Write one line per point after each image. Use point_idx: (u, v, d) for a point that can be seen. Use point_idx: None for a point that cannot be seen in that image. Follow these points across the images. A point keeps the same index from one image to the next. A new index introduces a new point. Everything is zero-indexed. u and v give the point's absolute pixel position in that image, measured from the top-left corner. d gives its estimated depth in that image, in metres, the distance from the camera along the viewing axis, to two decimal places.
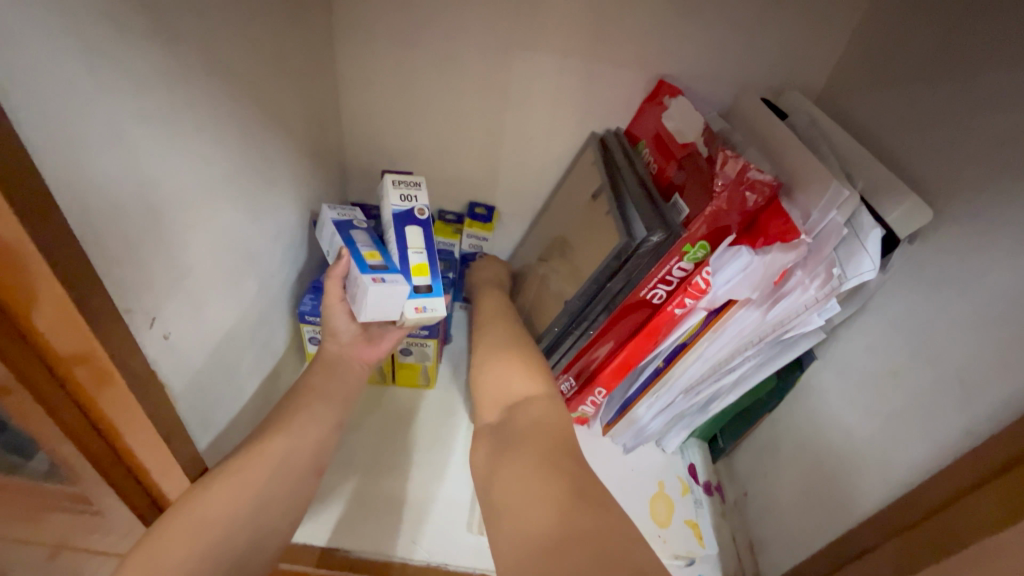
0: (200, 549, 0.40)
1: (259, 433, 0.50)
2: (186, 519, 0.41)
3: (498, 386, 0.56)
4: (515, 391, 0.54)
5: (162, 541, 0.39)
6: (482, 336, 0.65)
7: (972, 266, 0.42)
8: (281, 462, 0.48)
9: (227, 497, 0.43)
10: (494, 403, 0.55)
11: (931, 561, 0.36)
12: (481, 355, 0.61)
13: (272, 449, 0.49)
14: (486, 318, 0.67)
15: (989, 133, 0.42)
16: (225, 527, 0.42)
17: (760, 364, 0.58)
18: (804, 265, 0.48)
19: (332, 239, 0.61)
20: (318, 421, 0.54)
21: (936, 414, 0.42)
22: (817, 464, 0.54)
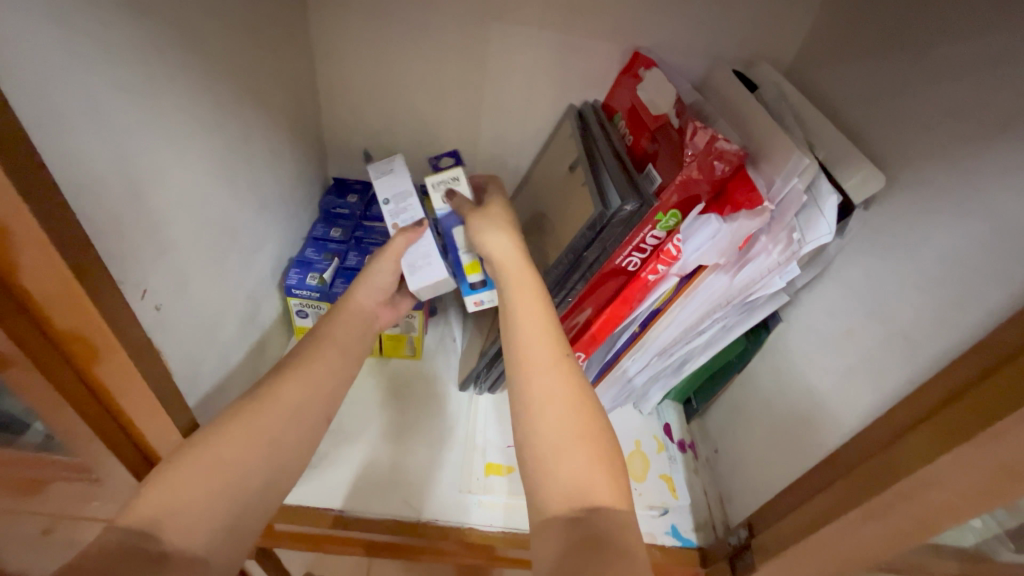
0: (218, 487, 0.40)
1: (272, 378, 0.49)
2: (204, 455, 0.41)
3: (573, 474, 0.41)
4: (594, 465, 0.42)
5: (179, 472, 0.40)
6: (530, 372, 0.47)
7: (917, 230, 0.45)
8: (295, 411, 0.47)
9: (242, 443, 0.43)
10: (569, 496, 0.40)
11: (869, 495, 0.40)
12: (536, 410, 0.45)
13: (288, 395, 0.48)
14: (528, 337, 0.48)
15: (937, 105, 0.44)
16: (244, 467, 0.42)
17: (728, 327, 0.61)
18: (768, 230, 0.51)
19: (398, 201, 0.63)
20: (335, 368, 0.52)
21: (881, 367, 0.46)
22: (779, 418, 0.59)
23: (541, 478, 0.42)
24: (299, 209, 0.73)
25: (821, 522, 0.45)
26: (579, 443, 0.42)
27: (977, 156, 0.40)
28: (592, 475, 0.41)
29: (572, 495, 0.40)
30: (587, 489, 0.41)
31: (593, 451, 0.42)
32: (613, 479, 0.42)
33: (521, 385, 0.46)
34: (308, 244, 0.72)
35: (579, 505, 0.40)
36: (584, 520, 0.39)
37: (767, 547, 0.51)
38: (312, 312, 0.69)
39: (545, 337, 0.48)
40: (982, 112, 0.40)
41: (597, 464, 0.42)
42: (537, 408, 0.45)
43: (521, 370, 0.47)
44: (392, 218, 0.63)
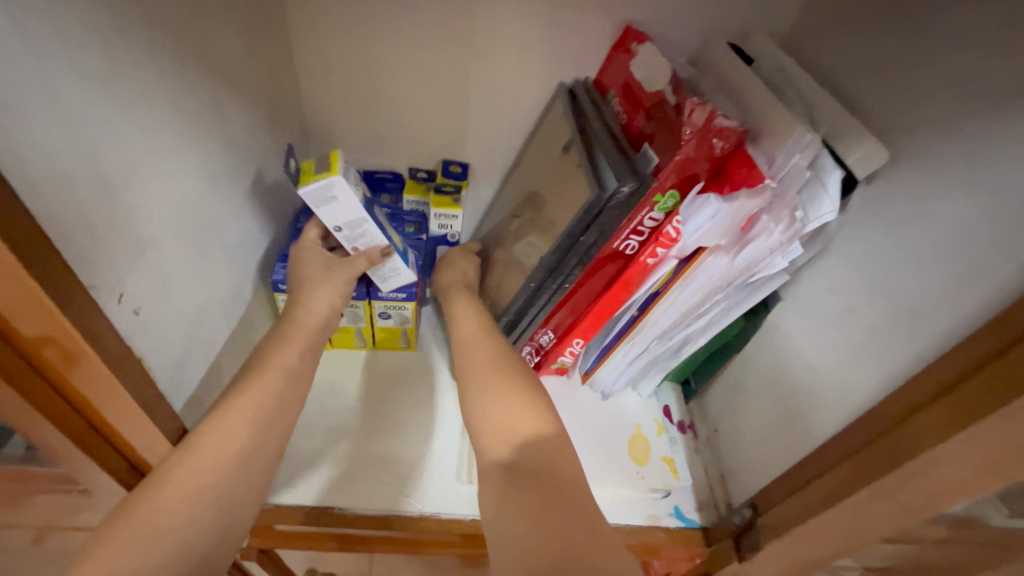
0: (163, 548, 0.39)
1: (211, 418, 0.46)
2: (139, 517, 0.39)
3: (504, 414, 0.49)
4: (519, 405, 0.50)
5: (116, 539, 0.38)
6: (467, 356, 0.57)
7: (923, 204, 0.44)
8: (242, 458, 0.45)
9: (185, 498, 0.41)
10: (501, 434, 0.47)
11: (879, 475, 0.40)
12: (471, 376, 0.55)
13: (228, 436, 0.45)
14: (464, 332, 0.61)
15: (941, 74, 0.43)
16: (190, 522, 0.41)
17: (728, 308, 0.60)
18: (769, 210, 0.50)
19: (353, 228, 0.59)
20: (277, 406, 0.49)
21: (885, 346, 0.45)
22: (779, 397, 0.59)
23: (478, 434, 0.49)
24: (283, 200, 0.70)
25: (827, 503, 0.45)
26: (511, 397, 0.51)
27: (985, 126, 0.39)
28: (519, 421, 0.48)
29: (506, 437, 0.47)
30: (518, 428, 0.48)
31: (525, 405, 0.50)
32: (538, 413, 0.49)
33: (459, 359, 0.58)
34: (294, 236, 0.70)
35: (512, 449, 0.46)
36: (518, 462, 0.45)
37: (774, 527, 0.52)
38: None
39: (477, 332, 0.60)
40: (989, 80, 0.39)
41: (525, 411, 0.49)
42: (474, 377, 0.54)
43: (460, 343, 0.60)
44: (346, 234, 0.60)
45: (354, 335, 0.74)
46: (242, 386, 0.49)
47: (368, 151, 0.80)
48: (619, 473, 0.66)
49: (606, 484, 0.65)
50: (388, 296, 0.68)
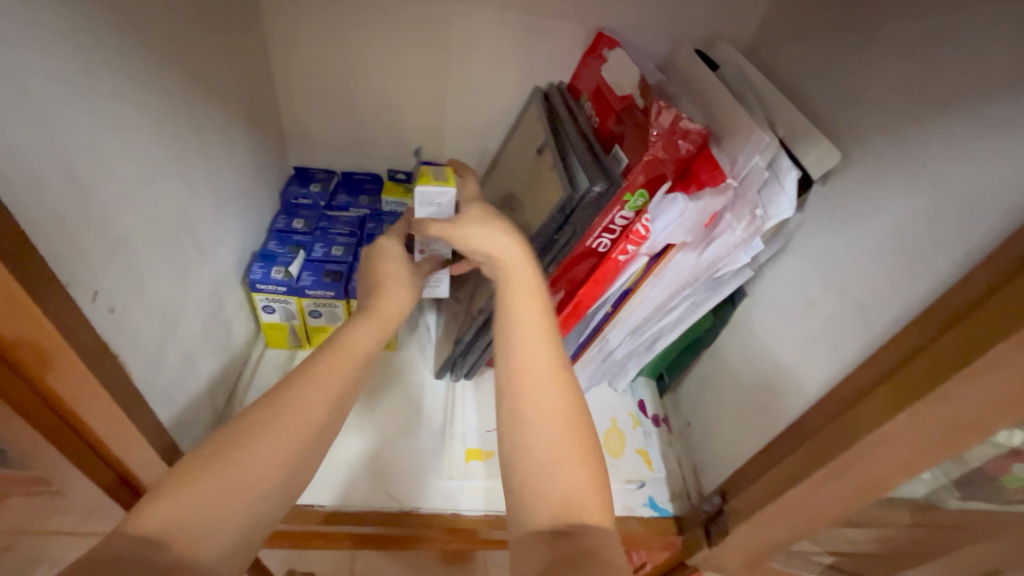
0: (225, 517, 0.33)
1: (302, 375, 0.40)
2: (215, 478, 0.33)
3: (559, 491, 0.37)
4: (583, 477, 0.38)
5: (186, 494, 0.32)
6: (520, 383, 0.42)
7: (871, 202, 0.47)
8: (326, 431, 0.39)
9: (269, 465, 0.35)
10: (554, 509, 0.37)
11: (831, 457, 0.42)
12: (524, 421, 0.40)
13: (313, 405, 0.39)
14: (526, 333, 0.44)
15: (886, 81, 0.46)
16: (261, 492, 0.34)
17: (697, 303, 0.62)
18: (732, 208, 0.52)
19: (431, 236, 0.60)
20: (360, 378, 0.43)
21: (841, 336, 0.48)
22: (747, 390, 0.61)
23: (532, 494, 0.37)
24: (260, 200, 0.70)
25: (788, 487, 0.47)
26: (571, 463, 0.38)
27: (924, 129, 0.42)
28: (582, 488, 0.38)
29: (559, 510, 0.36)
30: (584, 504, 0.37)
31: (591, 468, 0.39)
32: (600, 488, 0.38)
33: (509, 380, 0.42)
34: (272, 237, 0.71)
35: (566, 523, 0.36)
36: (571, 540, 0.35)
37: (740, 512, 0.54)
38: (279, 307, 0.68)
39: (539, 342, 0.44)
40: (927, 87, 0.42)
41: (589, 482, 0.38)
42: (528, 421, 0.40)
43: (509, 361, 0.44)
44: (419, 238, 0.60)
45: None
46: (323, 356, 0.42)
47: (346, 152, 0.80)
48: None
49: None
50: None
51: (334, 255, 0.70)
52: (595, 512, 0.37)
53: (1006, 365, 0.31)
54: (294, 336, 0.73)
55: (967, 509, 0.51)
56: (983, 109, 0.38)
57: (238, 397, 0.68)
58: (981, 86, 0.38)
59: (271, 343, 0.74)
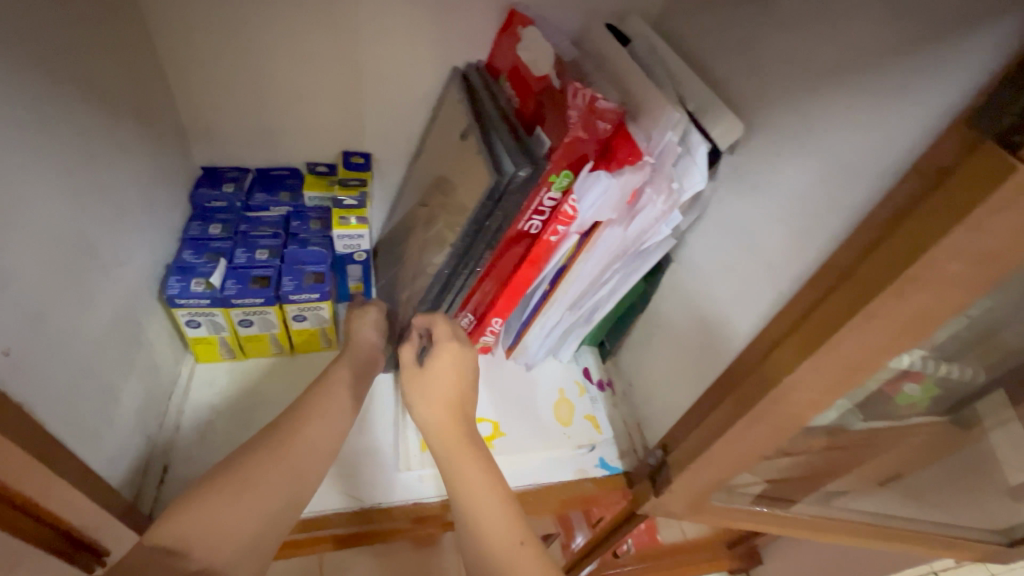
0: (242, 529, 0.41)
1: (291, 421, 0.49)
2: (226, 492, 0.43)
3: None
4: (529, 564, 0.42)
5: (202, 507, 0.41)
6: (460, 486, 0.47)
7: (773, 167, 0.50)
8: (303, 456, 0.47)
9: (262, 492, 0.43)
10: None
11: (750, 405, 0.47)
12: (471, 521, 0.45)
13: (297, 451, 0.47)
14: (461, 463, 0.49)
15: (780, 54, 0.49)
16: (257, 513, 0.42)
17: (628, 274, 0.65)
18: (651, 183, 0.54)
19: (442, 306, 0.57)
20: (330, 418, 0.50)
21: (754, 293, 0.52)
22: (681, 350, 0.65)
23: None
24: (167, 207, 0.65)
25: (718, 435, 0.52)
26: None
27: (812, 99, 0.45)
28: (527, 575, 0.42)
29: None
30: None
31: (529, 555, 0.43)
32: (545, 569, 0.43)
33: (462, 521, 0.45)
34: (187, 246, 0.66)
35: None
36: None
37: (680, 463, 0.58)
38: (205, 320, 0.65)
39: (486, 482, 0.47)
40: (814, 58, 0.45)
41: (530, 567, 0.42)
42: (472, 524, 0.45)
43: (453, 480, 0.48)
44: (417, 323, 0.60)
45: (268, 342, 0.71)
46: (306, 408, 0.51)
47: (259, 149, 0.75)
48: (547, 436, 0.72)
49: (537, 448, 0.70)
50: (300, 298, 0.65)
51: (258, 259, 0.67)
52: None
53: (881, 315, 0.35)
54: (226, 347, 0.70)
55: (868, 426, 0.59)
56: (859, 78, 0.41)
57: (171, 418, 0.65)
58: (854, 59, 0.41)
59: (201, 359, 0.71)
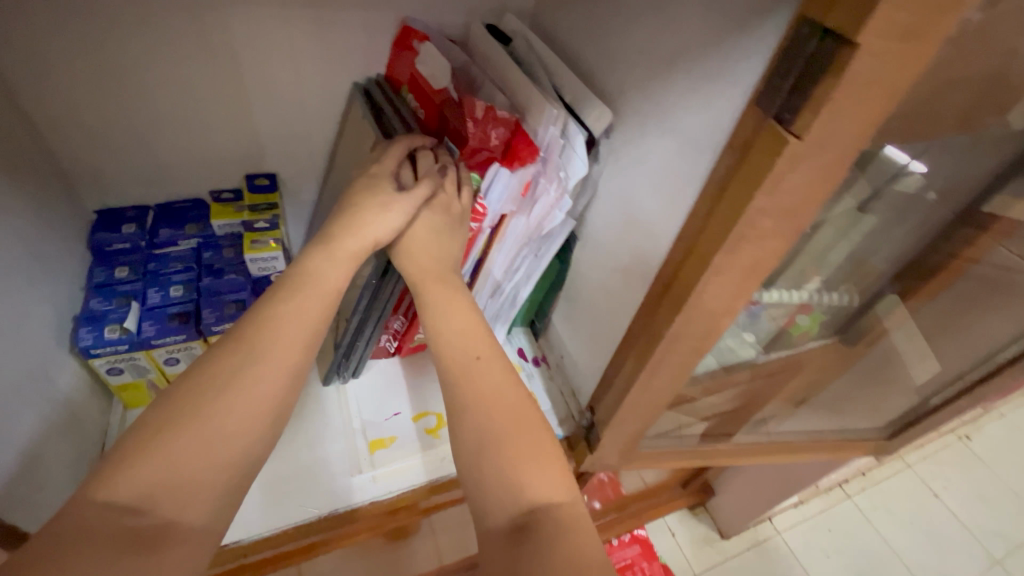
0: (213, 463, 0.35)
1: (263, 317, 0.41)
2: (197, 424, 0.35)
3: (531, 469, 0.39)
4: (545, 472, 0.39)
5: (166, 446, 0.34)
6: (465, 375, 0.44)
7: (642, 147, 0.56)
8: (282, 361, 0.40)
9: (241, 406, 0.37)
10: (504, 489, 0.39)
11: (648, 360, 0.53)
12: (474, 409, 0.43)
13: (274, 353, 0.40)
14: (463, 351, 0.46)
15: (630, 45, 0.54)
16: (235, 443, 0.36)
17: (538, 256, 0.70)
18: (544, 173, 0.59)
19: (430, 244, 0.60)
20: (311, 309, 0.43)
21: (642, 259, 0.58)
22: (595, 318, 0.71)
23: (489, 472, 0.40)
24: (62, 259, 0.63)
25: (629, 390, 0.58)
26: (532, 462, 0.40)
27: (661, 84, 0.51)
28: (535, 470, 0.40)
29: (511, 494, 0.38)
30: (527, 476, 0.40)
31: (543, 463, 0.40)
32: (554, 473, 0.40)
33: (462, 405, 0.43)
34: (93, 294, 0.65)
35: (517, 507, 0.38)
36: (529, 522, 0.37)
37: (606, 419, 0.65)
38: (127, 365, 0.64)
39: (479, 347, 0.46)
40: (656, 48, 0.51)
41: (541, 466, 0.40)
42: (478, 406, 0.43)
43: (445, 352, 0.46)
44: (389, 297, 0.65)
45: None
46: (282, 297, 0.43)
47: (156, 184, 0.74)
48: None
49: None
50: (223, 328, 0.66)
51: (174, 297, 0.67)
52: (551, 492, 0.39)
53: (726, 267, 0.41)
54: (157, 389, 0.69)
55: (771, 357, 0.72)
56: (691, 65, 0.47)
57: None
58: (685, 48, 0.47)
59: (131, 404, 0.70)
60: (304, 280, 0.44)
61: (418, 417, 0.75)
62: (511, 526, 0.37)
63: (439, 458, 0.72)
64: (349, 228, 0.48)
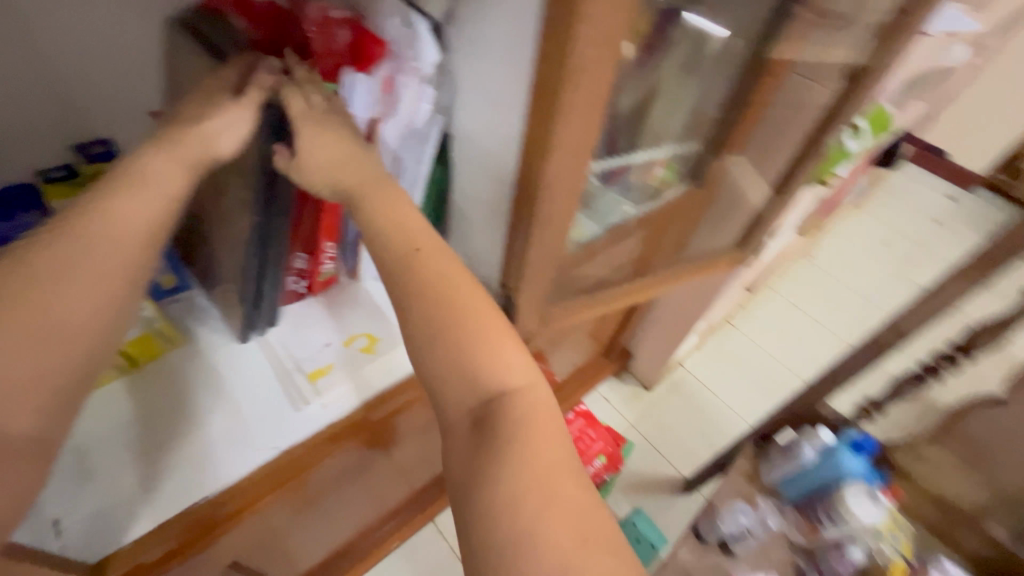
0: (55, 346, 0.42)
1: (91, 209, 0.46)
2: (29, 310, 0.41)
3: (494, 365, 0.48)
4: (502, 367, 0.48)
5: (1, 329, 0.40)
6: (430, 292, 0.49)
7: (479, 23, 0.57)
8: (117, 252, 0.46)
9: (80, 295, 0.44)
10: (464, 388, 0.48)
11: (533, 214, 0.61)
12: (444, 317, 0.48)
13: (112, 245, 0.45)
14: (428, 271, 0.50)
15: None
16: (77, 330, 0.43)
17: (419, 162, 0.71)
18: (400, 69, 0.61)
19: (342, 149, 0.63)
20: (147, 203, 0.48)
21: (507, 135, 0.62)
22: (485, 210, 0.75)
23: (455, 374, 0.48)
24: None
25: (526, 250, 0.67)
26: (501, 365, 0.48)
27: None
28: (495, 364, 0.48)
29: (467, 390, 0.48)
30: (491, 372, 0.48)
31: (501, 356, 0.49)
32: (512, 365, 0.49)
33: (432, 326, 0.48)
34: None
35: (477, 402, 0.47)
36: (487, 412, 0.47)
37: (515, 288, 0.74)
38: None
39: (442, 261, 0.51)
40: None
41: (501, 359, 0.49)
42: (444, 317, 0.48)
43: (404, 268, 0.50)
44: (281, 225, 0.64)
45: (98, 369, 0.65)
46: (113, 191, 0.47)
47: None
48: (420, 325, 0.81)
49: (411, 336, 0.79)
50: None
51: None
52: (508, 383, 0.48)
53: (571, 101, 0.49)
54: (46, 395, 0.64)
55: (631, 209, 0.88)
56: None
57: None
58: None
59: None
60: (133, 176, 0.48)
61: (348, 341, 0.78)
62: (472, 419, 0.47)
63: (382, 369, 0.77)
64: (183, 141, 0.50)
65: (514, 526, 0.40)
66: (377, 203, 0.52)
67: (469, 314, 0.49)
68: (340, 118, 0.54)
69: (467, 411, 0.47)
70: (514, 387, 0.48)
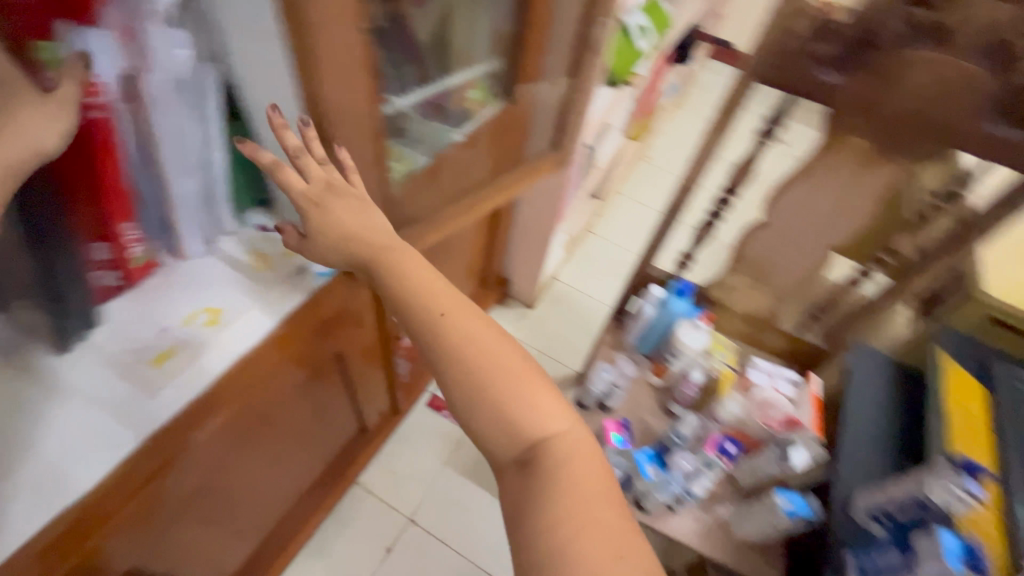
0: None
1: None
2: None
3: (538, 410, 0.58)
4: (542, 406, 0.58)
5: None
6: (473, 347, 0.59)
7: None
8: None
9: None
10: (507, 437, 0.58)
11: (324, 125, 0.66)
12: (480, 359, 0.58)
13: None
14: (463, 321, 0.60)
15: None
16: None
17: (203, 115, 0.68)
18: (135, 13, 0.57)
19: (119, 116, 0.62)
20: None
21: (274, 60, 0.62)
22: (288, 153, 0.74)
23: (492, 421, 0.58)
24: None
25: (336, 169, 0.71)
26: (532, 408, 0.58)
27: None
28: (535, 405, 0.58)
29: (507, 435, 0.57)
30: (542, 420, 0.58)
31: (543, 402, 0.58)
32: (553, 409, 0.59)
33: (465, 367, 0.58)
34: None
35: (526, 446, 0.57)
36: (536, 454, 0.57)
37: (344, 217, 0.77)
38: None
39: (480, 323, 0.61)
40: None
41: (542, 406, 0.58)
42: (478, 359, 0.59)
43: (439, 321, 0.60)
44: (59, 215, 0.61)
45: None
46: None
47: None
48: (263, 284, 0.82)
49: (257, 299, 0.80)
50: None
51: None
52: (551, 428, 0.58)
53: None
54: None
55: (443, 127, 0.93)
56: None
57: None
58: None
59: None
60: None
61: (189, 320, 0.76)
62: (521, 460, 0.57)
63: (236, 337, 0.76)
64: (7, 125, 0.49)
65: (559, 544, 0.50)
66: (426, 295, 0.62)
67: (504, 365, 0.59)
68: (335, 181, 0.66)
69: (514, 453, 0.58)
70: (558, 434, 0.58)
